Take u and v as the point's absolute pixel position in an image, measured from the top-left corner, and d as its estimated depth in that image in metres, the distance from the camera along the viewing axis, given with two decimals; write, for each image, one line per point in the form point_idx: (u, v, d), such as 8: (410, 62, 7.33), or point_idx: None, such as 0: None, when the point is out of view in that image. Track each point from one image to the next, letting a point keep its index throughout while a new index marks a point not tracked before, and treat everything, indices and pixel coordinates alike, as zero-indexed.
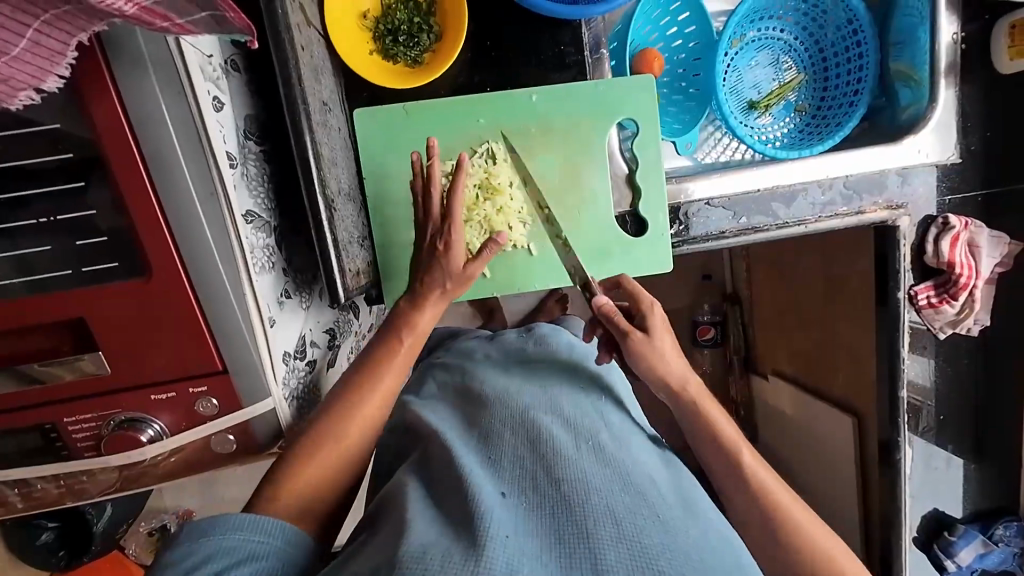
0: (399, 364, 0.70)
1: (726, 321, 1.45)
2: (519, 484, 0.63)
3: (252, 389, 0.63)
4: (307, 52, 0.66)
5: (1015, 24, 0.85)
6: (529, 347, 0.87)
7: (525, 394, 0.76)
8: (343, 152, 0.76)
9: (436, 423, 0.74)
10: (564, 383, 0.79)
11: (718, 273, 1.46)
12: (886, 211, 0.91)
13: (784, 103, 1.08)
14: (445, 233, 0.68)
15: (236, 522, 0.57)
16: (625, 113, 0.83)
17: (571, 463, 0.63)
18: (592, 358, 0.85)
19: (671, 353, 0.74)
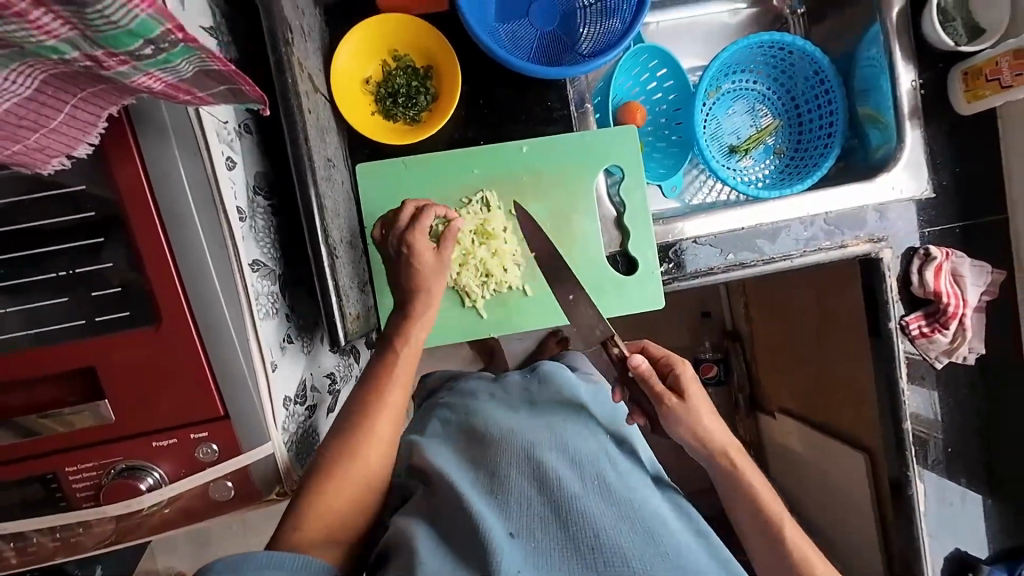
0: (400, 382, 0.73)
1: (728, 358, 1.45)
2: (529, 523, 0.64)
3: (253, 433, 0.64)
4: (315, 117, 0.72)
5: (967, 71, 0.90)
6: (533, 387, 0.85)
7: (531, 430, 0.75)
8: (346, 202, 0.80)
9: (445, 466, 0.72)
10: (569, 418, 0.79)
11: (717, 310, 1.47)
12: (870, 243, 0.94)
13: (763, 147, 1.16)
14: (408, 239, 0.74)
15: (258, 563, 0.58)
16: (610, 160, 0.89)
17: (580, 501, 0.65)
18: (594, 396, 0.85)
19: (706, 409, 0.74)
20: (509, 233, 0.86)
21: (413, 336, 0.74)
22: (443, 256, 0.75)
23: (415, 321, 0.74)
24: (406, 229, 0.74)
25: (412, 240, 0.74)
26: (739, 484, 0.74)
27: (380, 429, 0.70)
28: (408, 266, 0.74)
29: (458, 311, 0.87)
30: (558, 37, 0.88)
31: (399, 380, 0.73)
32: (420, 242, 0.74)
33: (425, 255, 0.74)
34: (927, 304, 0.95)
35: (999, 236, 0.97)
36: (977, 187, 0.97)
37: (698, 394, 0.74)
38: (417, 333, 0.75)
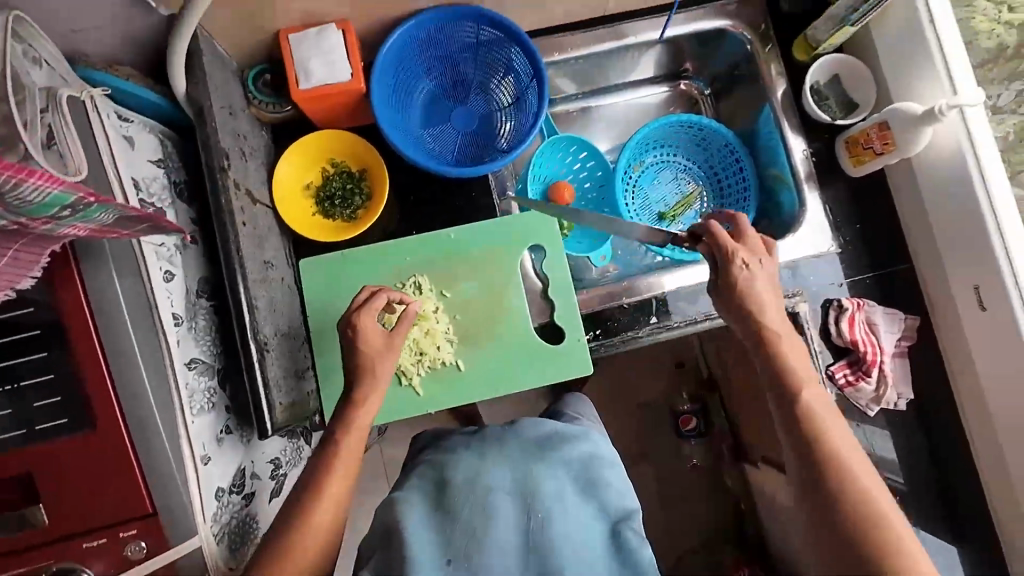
0: (344, 465, 0.74)
1: (708, 409, 1.47)
2: (464, 558, 0.70)
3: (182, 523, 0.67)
4: (252, 227, 0.81)
5: (848, 140, 0.99)
6: (525, 429, 0.82)
7: (497, 475, 0.75)
8: (288, 296, 0.88)
9: (405, 513, 0.72)
10: (547, 464, 0.77)
11: (690, 360, 1.50)
12: (786, 299, 1.00)
13: (691, 212, 1.24)
14: (349, 325, 0.79)
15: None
16: (531, 241, 0.97)
17: (508, 554, 0.71)
18: (582, 440, 0.81)
19: (772, 302, 0.75)
20: (440, 313, 0.93)
21: (357, 420, 0.77)
22: (392, 338, 0.80)
23: (358, 407, 0.78)
24: (350, 317, 0.80)
25: (353, 322, 0.79)
26: (815, 457, 0.68)
27: (319, 514, 0.70)
28: (352, 349, 0.78)
29: (396, 390, 0.92)
30: (476, 137, 1.00)
31: (342, 464, 0.74)
32: (360, 326, 0.79)
33: (367, 335, 0.79)
34: (849, 354, 0.99)
35: (908, 283, 1.02)
36: (884, 238, 1.03)
37: (758, 280, 0.75)
38: (361, 418, 0.78)
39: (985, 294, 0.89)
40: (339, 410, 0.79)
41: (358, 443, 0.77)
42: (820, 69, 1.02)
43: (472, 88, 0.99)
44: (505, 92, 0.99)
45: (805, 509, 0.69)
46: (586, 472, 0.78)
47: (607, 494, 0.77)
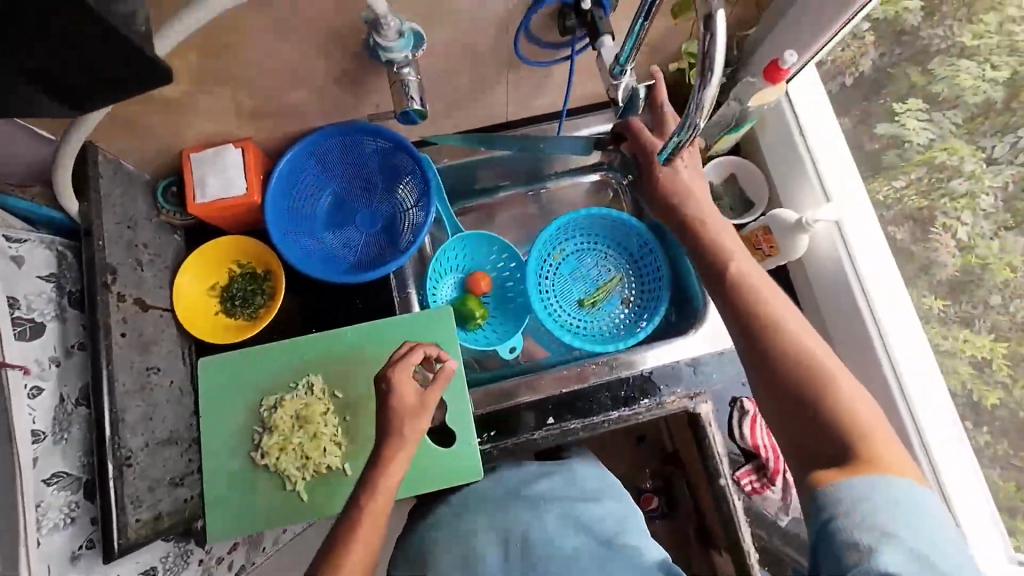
0: (372, 518, 0.71)
1: (671, 487, 1.37)
2: None
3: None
4: (135, 334, 0.83)
5: (743, 236, 0.98)
6: (498, 485, 0.95)
7: (474, 522, 0.90)
8: (176, 399, 0.90)
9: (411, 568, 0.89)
10: (516, 504, 0.90)
11: (652, 434, 1.38)
12: (687, 399, 0.98)
13: (611, 298, 1.22)
14: (383, 377, 0.80)
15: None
16: (428, 339, 0.98)
17: None
18: (545, 477, 0.94)
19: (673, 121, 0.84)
20: (329, 415, 0.92)
21: (383, 479, 0.74)
22: (425, 399, 0.79)
23: (388, 464, 0.75)
24: (388, 369, 0.80)
25: (388, 373, 0.80)
26: (762, 348, 0.65)
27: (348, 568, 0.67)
28: (386, 400, 0.78)
29: (280, 495, 0.90)
30: (383, 235, 1.03)
31: (370, 509, 0.72)
32: (390, 377, 0.80)
33: (400, 394, 0.78)
34: (754, 459, 0.95)
35: None
36: None
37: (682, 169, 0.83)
38: (388, 478, 0.74)
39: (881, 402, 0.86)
40: (366, 473, 0.76)
41: (382, 507, 0.72)
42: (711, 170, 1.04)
43: (378, 191, 1.03)
44: (409, 194, 1.02)
45: (801, 462, 0.61)
46: (558, 501, 0.90)
47: (596, 509, 0.89)
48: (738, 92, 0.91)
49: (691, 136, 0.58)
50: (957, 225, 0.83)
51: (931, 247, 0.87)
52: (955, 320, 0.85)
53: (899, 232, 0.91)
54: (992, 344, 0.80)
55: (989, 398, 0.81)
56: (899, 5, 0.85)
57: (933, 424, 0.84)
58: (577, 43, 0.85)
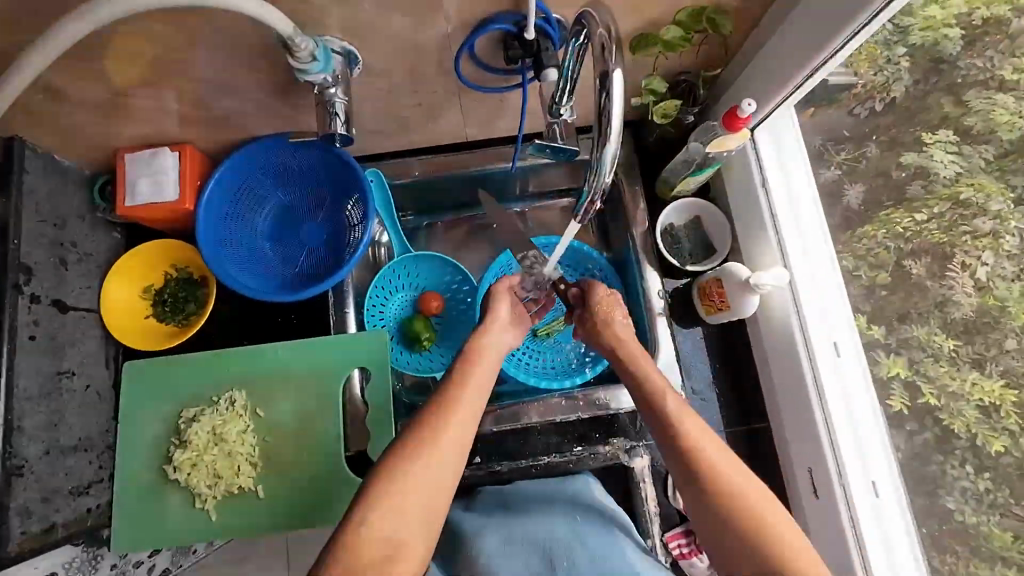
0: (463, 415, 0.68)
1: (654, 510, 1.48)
2: None
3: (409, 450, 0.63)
4: (48, 337, 0.81)
5: (700, 286, 0.94)
6: (508, 499, 0.87)
7: (495, 529, 0.81)
8: (90, 404, 0.87)
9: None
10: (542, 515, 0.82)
11: None
12: (623, 452, 0.93)
13: (567, 331, 1.10)
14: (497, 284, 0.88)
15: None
16: (360, 362, 0.95)
17: None
18: (567, 488, 0.87)
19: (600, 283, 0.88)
20: (247, 434, 0.89)
21: (477, 376, 0.73)
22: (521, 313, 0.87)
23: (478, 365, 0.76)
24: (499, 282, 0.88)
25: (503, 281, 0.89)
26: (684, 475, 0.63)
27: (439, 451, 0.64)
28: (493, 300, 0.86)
29: (188, 513, 0.87)
30: (327, 248, 0.99)
31: (469, 398, 0.70)
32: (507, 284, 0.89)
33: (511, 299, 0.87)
34: (686, 522, 0.92)
35: (766, 448, 0.95)
36: (742, 394, 0.97)
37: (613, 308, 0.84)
38: (481, 376, 0.74)
39: None
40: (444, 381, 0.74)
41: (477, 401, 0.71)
42: (671, 213, 1.01)
43: (325, 205, 1.00)
44: (355, 211, 0.97)
45: None
46: (582, 511, 0.82)
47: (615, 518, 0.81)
48: (697, 136, 0.87)
49: (599, 193, 0.60)
50: (976, 264, 0.73)
51: (947, 284, 0.75)
52: (968, 361, 0.73)
53: (915, 266, 0.78)
54: (1002, 389, 0.70)
55: (992, 443, 0.71)
56: (940, 30, 0.72)
57: (872, 505, 0.80)
58: (527, 71, 0.79)
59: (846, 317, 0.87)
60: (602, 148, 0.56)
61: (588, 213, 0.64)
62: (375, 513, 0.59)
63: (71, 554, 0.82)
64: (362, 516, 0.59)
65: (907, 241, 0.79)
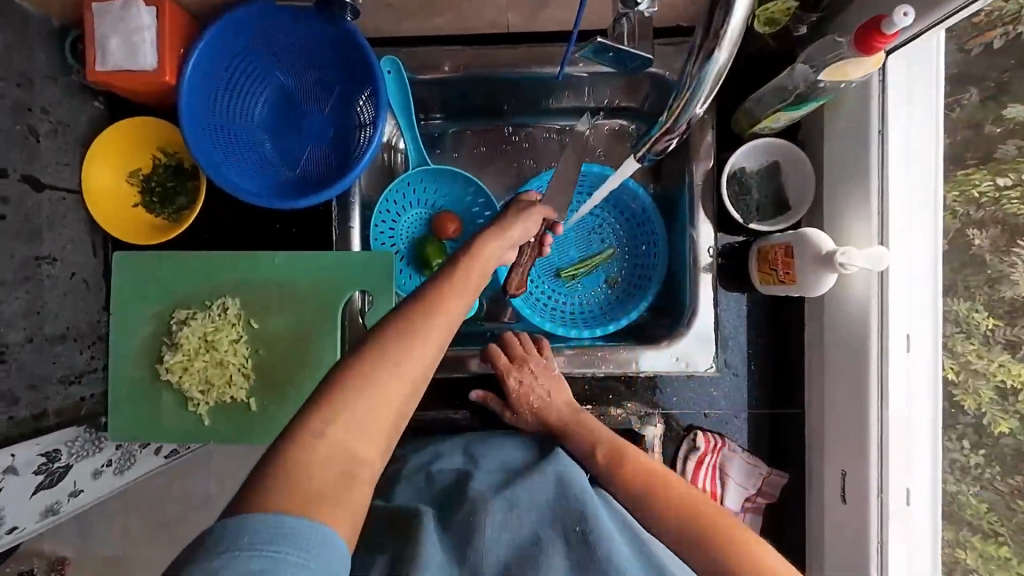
0: (442, 321, 0.55)
1: None
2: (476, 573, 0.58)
3: (382, 357, 0.50)
4: (21, 218, 0.74)
5: (762, 250, 0.79)
6: (487, 445, 0.79)
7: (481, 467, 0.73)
8: (77, 293, 0.83)
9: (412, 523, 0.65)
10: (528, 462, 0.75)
11: None
12: (635, 418, 0.87)
13: (595, 273, 1.02)
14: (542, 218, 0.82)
15: (308, 529, 0.42)
16: (363, 284, 0.86)
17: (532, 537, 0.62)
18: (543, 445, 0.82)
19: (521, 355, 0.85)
20: (240, 345, 0.84)
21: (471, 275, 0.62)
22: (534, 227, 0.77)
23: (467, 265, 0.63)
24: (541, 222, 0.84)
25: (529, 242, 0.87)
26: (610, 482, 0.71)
27: (412, 357, 0.51)
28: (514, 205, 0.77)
29: (182, 414, 0.85)
30: (334, 148, 0.86)
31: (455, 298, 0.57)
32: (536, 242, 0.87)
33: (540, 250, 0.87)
34: None
35: (788, 433, 0.88)
36: (775, 374, 0.89)
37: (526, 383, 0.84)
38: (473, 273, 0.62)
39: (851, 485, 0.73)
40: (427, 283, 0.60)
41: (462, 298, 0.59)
42: (745, 154, 0.82)
43: (332, 97, 0.86)
44: (365, 108, 0.82)
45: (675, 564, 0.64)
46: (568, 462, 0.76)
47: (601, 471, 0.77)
48: (810, 55, 0.68)
49: (684, 121, 0.66)
50: None
51: (1009, 261, 0.66)
52: (1001, 343, 0.67)
53: (979, 237, 0.68)
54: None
55: (998, 424, 0.67)
56: None
57: (903, 514, 0.68)
58: None
59: (926, 287, 0.68)
60: (704, 65, 0.57)
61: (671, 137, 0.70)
62: (335, 421, 0.48)
63: (74, 432, 0.82)
64: (323, 423, 0.47)
65: (981, 208, 0.68)
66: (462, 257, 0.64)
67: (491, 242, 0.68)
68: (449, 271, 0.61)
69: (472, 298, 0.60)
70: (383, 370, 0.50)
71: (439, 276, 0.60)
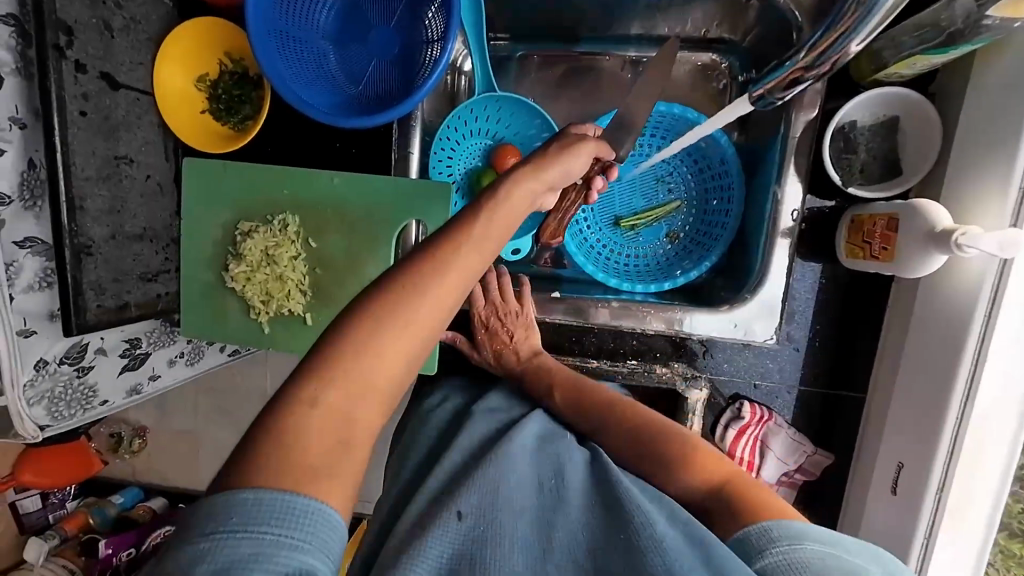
0: (467, 264, 0.50)
1: None
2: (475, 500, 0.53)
3: (391, 296, 0.47)
4: (100, 116, 0.75)
5: (856, 218, 0.72)
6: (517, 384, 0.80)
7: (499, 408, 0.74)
8: (152, 195, 0.86)
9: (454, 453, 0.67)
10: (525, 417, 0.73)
11: None
12: (680, 379, 0.85)
13: (656, 226, 0.95)
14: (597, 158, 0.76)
15: (293, 507, 0.40)
16: (419, 211, 0.84)
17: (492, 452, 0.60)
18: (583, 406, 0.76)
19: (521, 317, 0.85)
20: (298, 262, 0.86)
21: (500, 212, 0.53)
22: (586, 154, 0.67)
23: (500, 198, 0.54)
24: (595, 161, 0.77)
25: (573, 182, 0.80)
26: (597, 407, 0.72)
27: (426, 298, 0.47)
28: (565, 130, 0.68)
29: (246, 321, 0.91)
30: (400, 65, 0.83)
31: (476, 237, 0.51)
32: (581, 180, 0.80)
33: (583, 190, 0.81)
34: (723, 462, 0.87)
35: (843, 415, 0.84)
36: (840, 354, 0.84)
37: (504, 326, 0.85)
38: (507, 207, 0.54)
39: (903, 476, 0.69)
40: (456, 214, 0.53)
41: (485, 237, 0.51)
42: (859, 105, 0.71)
43: (400, 6, 0.81)
44: (435, 24, 0.78)
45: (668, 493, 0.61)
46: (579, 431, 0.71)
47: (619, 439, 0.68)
48: None
49: (831, 60, 0.52)
50: None
51: None
52: None
53: None
54: None
55: None
56: None
57: (959, 513, 0.63)
58: None
59: None
60: None
61: (787, 90, 0.59)
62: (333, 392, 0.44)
63: (151, 325, 0.92)
64: (320, 376, 0.45)
65: None
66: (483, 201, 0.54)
67: (529, 179, 0.57)
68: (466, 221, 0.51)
69: (491, 261, 0.52)
70: (382, 338, 0.46)
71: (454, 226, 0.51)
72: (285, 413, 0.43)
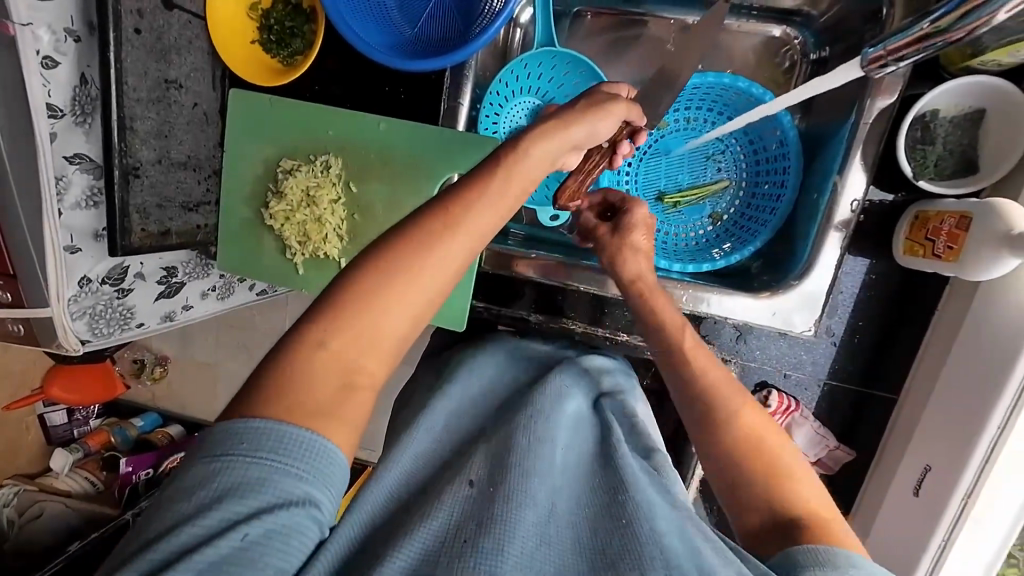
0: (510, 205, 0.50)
1: None
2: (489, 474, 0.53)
3: (427, 234, 0.46)
4: (153, 35, 0.75)
5: (919, 216, 0.69)
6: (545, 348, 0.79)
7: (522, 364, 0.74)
8: (198, 123, 0.85)
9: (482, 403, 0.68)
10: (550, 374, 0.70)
11: None
12: None
13: (699, 205, 0.93)
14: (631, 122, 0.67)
15: (295, 435, 0.40)
16: (463, 166, 0.83)
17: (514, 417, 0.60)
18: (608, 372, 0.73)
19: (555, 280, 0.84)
20: (337, 206, 0.86)
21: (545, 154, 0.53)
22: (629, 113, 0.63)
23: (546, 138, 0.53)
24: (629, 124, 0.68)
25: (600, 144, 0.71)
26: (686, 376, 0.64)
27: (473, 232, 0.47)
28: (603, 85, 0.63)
29: (281, 260, 0.91)
30: (457, 8, 0.79)
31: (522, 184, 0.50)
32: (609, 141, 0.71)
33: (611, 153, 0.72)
34: None
35: (871, 416, 0.84)
36: (876, 352, 0.83)
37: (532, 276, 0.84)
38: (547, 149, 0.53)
39: (929, 481, 0.68)
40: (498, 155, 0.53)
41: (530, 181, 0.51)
42: (947, 92, 0.67)
43: None
44: None
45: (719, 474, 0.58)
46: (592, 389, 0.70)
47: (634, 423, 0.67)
48: None
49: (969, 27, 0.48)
50: None
51: None
52: None
53: None
54: None
55: None
56: None
57: (981, 521, 0.63)
58: None
59: None
60: None
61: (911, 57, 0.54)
62: (365, 318, 0.44)
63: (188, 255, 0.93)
64: (366, 309, 0.44)
65: None
66: (515, 139, 0.53)
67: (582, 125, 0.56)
68: (499, 159, 0.51)
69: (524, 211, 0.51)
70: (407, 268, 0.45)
71: (482, 161, 0.50)
72: (340, 343, 0.43)
